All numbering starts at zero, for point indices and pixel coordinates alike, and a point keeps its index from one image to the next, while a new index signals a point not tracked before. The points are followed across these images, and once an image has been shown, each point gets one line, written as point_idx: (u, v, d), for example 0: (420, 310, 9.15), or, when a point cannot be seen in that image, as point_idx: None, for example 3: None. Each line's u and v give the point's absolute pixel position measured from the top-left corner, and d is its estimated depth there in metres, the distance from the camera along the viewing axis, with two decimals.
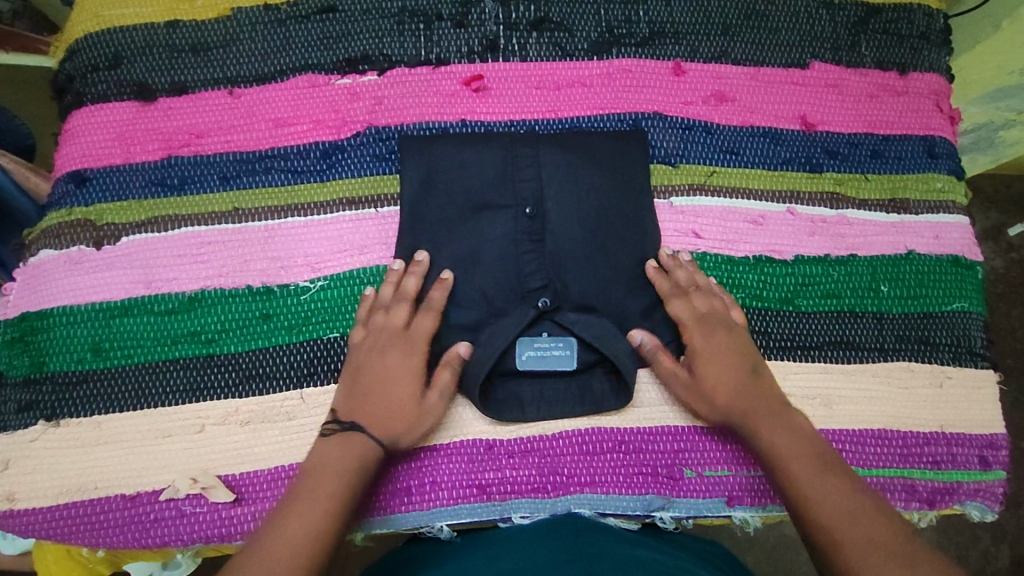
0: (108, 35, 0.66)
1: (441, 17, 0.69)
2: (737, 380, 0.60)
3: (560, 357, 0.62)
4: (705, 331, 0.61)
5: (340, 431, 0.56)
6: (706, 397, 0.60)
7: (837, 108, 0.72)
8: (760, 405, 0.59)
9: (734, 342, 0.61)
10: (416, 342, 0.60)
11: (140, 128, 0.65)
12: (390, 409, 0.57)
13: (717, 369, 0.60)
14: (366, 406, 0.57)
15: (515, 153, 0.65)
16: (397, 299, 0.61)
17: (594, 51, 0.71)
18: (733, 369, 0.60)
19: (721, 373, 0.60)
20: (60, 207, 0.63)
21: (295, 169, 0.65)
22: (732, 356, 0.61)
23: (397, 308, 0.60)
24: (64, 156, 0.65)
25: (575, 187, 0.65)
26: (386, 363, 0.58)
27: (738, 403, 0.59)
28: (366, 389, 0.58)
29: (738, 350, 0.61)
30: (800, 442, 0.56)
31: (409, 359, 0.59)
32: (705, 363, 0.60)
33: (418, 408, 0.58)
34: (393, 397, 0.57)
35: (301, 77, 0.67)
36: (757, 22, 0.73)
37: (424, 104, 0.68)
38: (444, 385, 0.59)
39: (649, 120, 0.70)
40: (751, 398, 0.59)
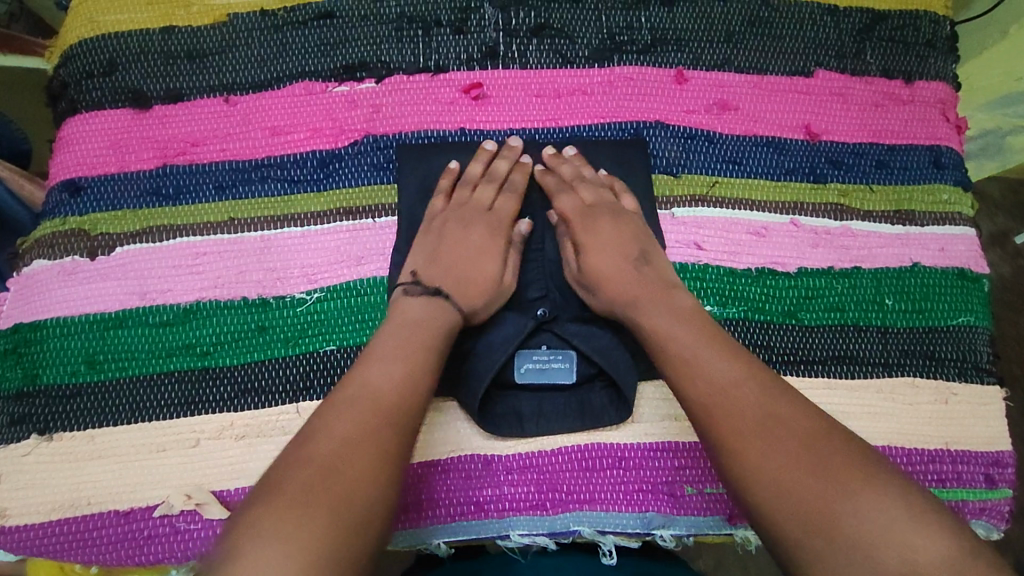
0: (103, 41, 0.66)
1: (440, 23, 0.68)
2: (616, 266, 0.60)
3: (559, 370, 0.61)
4: (595, 221, 0.63)
5: (422, 295, 0.57)
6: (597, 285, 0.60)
7: (842, 117, 0.71)
8: (642, 293, 0.58)
9: (622, 231, 0.62)
10: (495, 221, 0.63)
11: (135, 136, 0.64)
12: (468, 274, 0.59)
13: (613, 250, 0.61)
14: (448, 277, 0.59)
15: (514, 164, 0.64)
16: (485, 180, 0.64)
17: (595, 58, 0.70)
18: (626, 259, 0.61)
19: (611, 259, 0.60)
20: (53, 217, 0.62)
21: (292, 178, 0.64)
22: (620, 242, 0.62)
23: (482, 187, 0.64)
24: (58, 164, 0.64)
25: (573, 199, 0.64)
26: (468, 237, 0.61)
27: (626, 293, 0.59)
28: (444, 261, 0.60)
29: (623, 241, 0.62)
30: (754, 383, 0.50)
31: (489, 239, 0.62)
32: (591, 250, 0.61)
33: (497, 287, 0.60)
34: (471, 268, 0.60)
35: (298, 84, 0.66)
36: (761, 29, 0.72)
37: (423, 113, 0.67)
38: (513, 264, 0.62)
39: (651, 129, 0.69)
40: (652, 288, 0.58)
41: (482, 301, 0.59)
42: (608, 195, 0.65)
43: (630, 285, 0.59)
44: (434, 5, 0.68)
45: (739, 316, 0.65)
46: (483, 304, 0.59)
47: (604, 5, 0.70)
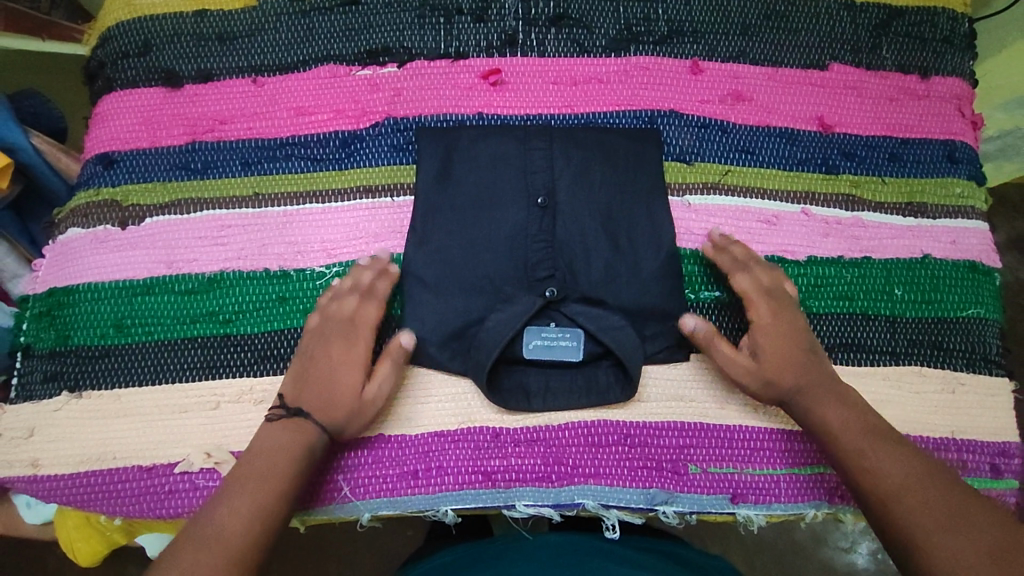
0: (139, 23, 0.69)
1: (462, 11, 0.70)
2: (794, 358, 0.59)
3: (567, 348, 0.62)
4: (774, 306, 0.61)
5: (285, 418, 0.56)
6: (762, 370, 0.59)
7: (856, 110, 0.72)
8: (818, 383, 0.58)
9: (794, 319, 0.61)
10: (363, 333, 0.60)
11: (166, 113, 0.67)
12: (335, 393, 0.57)
13: (786, 344, 0.60)
14: (314, 392, 0.57)
15: (529, 148, 0.65)
16: (350, 291, 0.60)
17: (612, 48, 0.71)
18: (800, 349, 0.60)
19: (788, 352, 0.59)
20: (88, 188, 0.66)
21: (315, 156, 0.67)
22: (793, 332, 0.60)
23: (348, 299, 0.60)
24: (94, 138, 0.67)
25: (586, 186, 0.65)
26: (335, 350, 0.58)
27: (801, 382, 0.58)
28: (314, 375, 0.58)
29: (799, 332, 0.61)
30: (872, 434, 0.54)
31: (355, 352, 0.59)
32: (762, 340, 0.60)
33: (362, 402, 0.57)
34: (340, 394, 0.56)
35: (323, 67, 0.69)
36: (777, 22, 0.73)
37: (442, 97, 0.69)
38: (387, 376, 0.59)
39: (665, 118, 0.70)
40: (822, 382, 0.58)
41: (349, 422, 0.57)
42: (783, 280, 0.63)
43: (799, 375, 0.58)
44: None
45: None
46: (347, 421, 0.57)
47: None
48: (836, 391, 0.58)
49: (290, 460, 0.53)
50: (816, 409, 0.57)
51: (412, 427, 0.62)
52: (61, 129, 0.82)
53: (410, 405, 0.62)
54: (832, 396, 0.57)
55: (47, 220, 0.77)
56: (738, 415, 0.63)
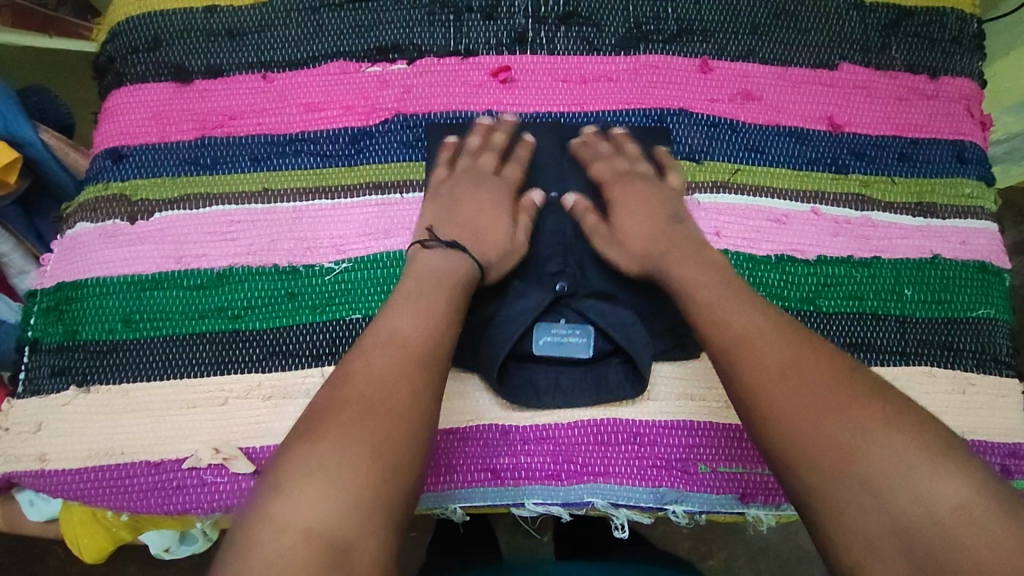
0: (149, 19, 0.69)
1: (472, 9, 0.70)
2: (655, 228, 0.62)
3: (577, 345, 0.62)
4: (624, 189, 0.66)
5: (439, 245, 0.59)
6: (626, 244, 0.63)
7: (865, 110, 0.72)
8: (673, 250, 0.60)
9: (652, 200, 0.65)
10: (503, 189, 0.65)
11: (176, 108, 0.67)
12: (473, 232, 0.61)
13: (637, 217, 0.64)
14: (461, 231, 0.61)
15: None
16: (478, 150, 0.67)
17: (621, 46, 0.71)
18: (649, 222, 0.63)
19: (632, 224, 0.63)
20: (97, 182, 0.66)
21: (324, 152, 0.67)
22: (650, 209, 0.64)
23: (479, 156, 0.66)
24: (103, 133, 0.67)
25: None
26: (467, 206, 0.63)
27: (654, 249, 0.61)
28: (456, 218, 0.62)
29: (665, 206, 0.65)
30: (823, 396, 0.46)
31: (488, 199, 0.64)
32: (631, 208, 0.64)
33: (510, 246, 0.62)
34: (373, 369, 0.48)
35: (333, 63, 0.69)
36: (786, 22, 0.73)
37: (452, 94, 0.69)
38: (527, 227, 0.63)
39: (674, 116, 0.70)
40: (649, 250, 0.61)
41: (498, 257, 0.61)
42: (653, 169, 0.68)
43: (659, 244, 0.61)
44: None
45: None
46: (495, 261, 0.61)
47: None
48: (641, 256, 0.61)
49: (442, 295, 0.54)
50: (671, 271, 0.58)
51: None
52: (69, 127, 0.82)
53: None
54: (699, 262, 0.58)
55: (54, 215, 0.78)
56: None
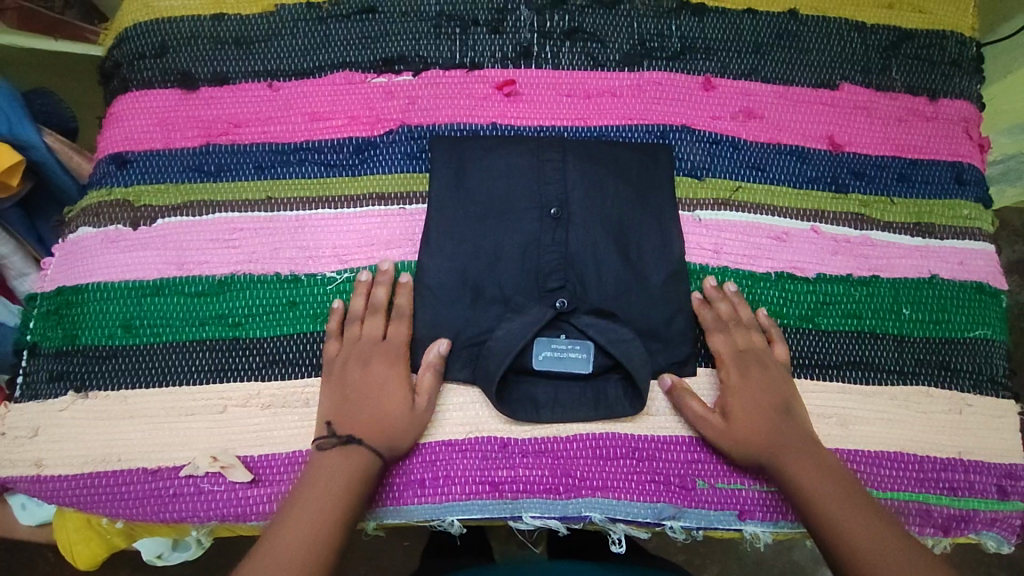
0: (157, 26, 0.70)
1: (478, 22, 0.71)
2: (765, 418, 0.60)
3: (576, 361, 0.62)
4: (741, 369, 0.62)
5: (339, 446, 0.56)
6: (738, 431, 0.60)
7: (865, 130, 0.72)
8: (785, 446, 0.59)
9: (767, 379, 0.62)
10: (397, 351, 0.60)
11: (181, 114, 0.67)
12: (377, 409, 0.58)
13: (750, 406, 0.61)
14: (360, 417, 0.57)
15: (542, 159, 0.66)
16: (370, 311, 0.62)
17: (625, 62, 0.72)
18: (764, 413, 0.61)
19: (756, 416, 0.60)
20: (100, 187, 0.66)
21: (328, 162, 0.67)
22: (765, 392, 0.61)
23: (369, 320, 0.61)
24: (108, 138, 0.68)
25: (598, 200, 0.65)
26: (373, 377, 0.59)
27: (766, 444, 0.59)
28: (356, 401, 0.58)
29: (776, 392, 0.62)
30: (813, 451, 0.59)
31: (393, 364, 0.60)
32: (743, 397, 0.61)
33: (412, 415, 0.58)
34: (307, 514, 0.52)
35: (339, 73, 0.69)
36: (788, 41, 0.74)
37: (456, 106, 0.69)
38: (431, 388, 0.59)
39: (677, 133, 0.71)
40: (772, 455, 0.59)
41: (404, 434, 0.58)
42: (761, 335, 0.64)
43: (766, 437, 0.60)
44: (472, 4, 0.71)
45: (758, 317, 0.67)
46: (400, 435, 0.58)
47: (637, 12, 0.73)
48: (765, 456, 0.59)
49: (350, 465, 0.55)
50: (784, 469, 0.58)
51: (419, 435, 0.61)
52: (72, 130, 0.82)
53: None
54: (804, 446, 0.59)
55: (56, 219, 0.78)
56: None
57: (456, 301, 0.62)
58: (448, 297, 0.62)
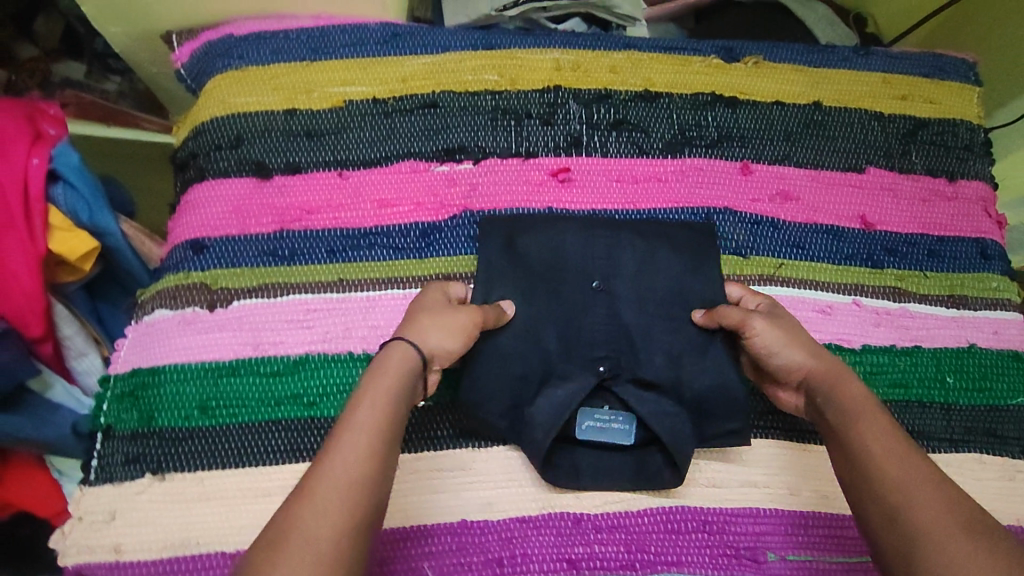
0: (233, 120, 0.74)
1: (531, 115, 0.77)
2: (817, 347, 0.60)
3: (620, 432, 0.63)
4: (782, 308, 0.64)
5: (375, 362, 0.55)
6: (790, 340, 0.59)
7: (892, 210, 0.78)
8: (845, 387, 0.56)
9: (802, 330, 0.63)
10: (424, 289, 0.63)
11: (256, 202, 0.71)
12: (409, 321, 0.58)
13: (789, 316, 0.63)
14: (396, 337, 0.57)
15: (593, 231, 0.69)
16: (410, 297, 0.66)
17: (668, 150, 0.77)
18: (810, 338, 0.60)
19: (797, 325, 0.62)
20: (177, 271, 0.69)
21: (396, 245, 0.71)
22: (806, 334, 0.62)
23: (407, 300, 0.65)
24: (185, 225, 0.71)
25: (641, 265, 0.68)
26: (416, 305, 0.61)
27: (823, 362, 0.58)
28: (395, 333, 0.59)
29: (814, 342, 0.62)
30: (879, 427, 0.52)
31: (439, 294, 0.62)
32: (782, 309, 0.64)
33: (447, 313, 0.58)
34: (314, 491, 0.44)
35: (405, 163, 0.74)
36: (815, 130, 0.80)
37: (515, 192, 0.74)
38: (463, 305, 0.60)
39: (720, 214, 0.76)
40: (831, 366, 0.58)
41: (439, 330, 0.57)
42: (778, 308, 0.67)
43: (827, 363, 0.58)
44: (526, 100, 0.77)
45: None
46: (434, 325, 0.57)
47: (676, 105, 0.79)
48: (823, 363, 0.58)
49: (370, 402, 0.50)
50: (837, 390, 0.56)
51: (494, 512, 0.62)
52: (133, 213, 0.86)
53: (492, 490, 0.63)
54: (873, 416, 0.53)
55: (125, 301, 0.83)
56: (811, 501, 0.64)
57: (507, 364, 0.63)
58: (498, 360, 0.63)
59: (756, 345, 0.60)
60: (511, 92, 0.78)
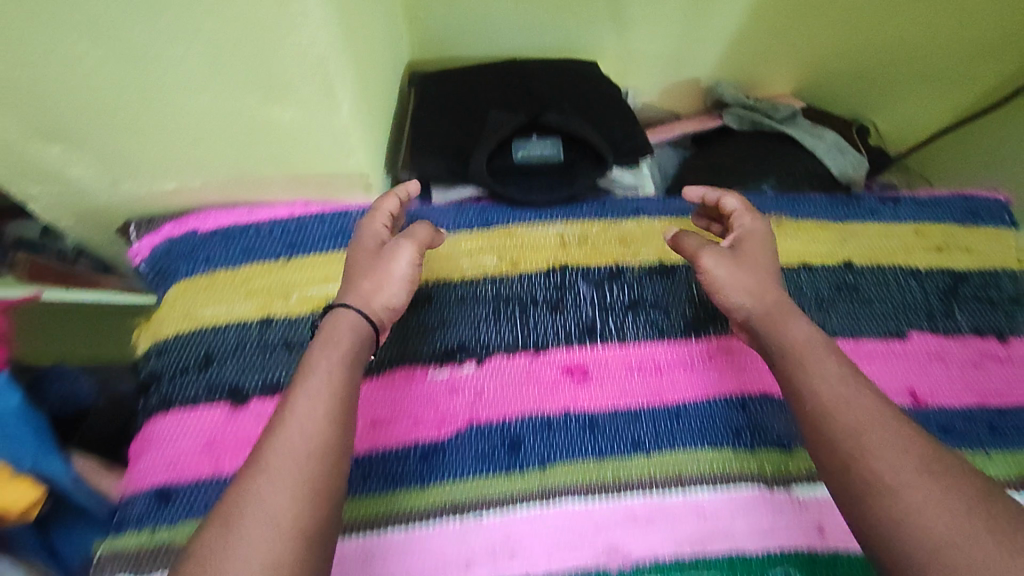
0: (200, 335, 0.66)
1: (538, 301, 0.70)
2: (773, 282, 0.58)
3: (550, 152, 0.77)
4: (765, 248, 0.61)
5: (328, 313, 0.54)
6: (744, 264, 0.59)
7: (943, 381, 0.70)
8: (783, 308, 0.55)
9: (773, 263, 0.60)
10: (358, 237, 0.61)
11: (229, 434, 0.62)
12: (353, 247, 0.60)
13: (756, 250, 0.61)
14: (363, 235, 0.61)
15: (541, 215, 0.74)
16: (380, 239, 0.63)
17: (691, 330, 0.70)
18: (772, 266, 0.60)
19: (762, 264, 0.59)
20: (141, 528, 0.59)
21: (394, 473, 0.63)
22: (773, 273, 0.59)
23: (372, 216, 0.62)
24: (148, 468, 0.62)
25: (552, 143, 0.77)
26: (355, 254, 0.60)
27: (763, 298, 0.56)
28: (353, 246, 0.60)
29: (777, 269, 0.60)
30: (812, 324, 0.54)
31: (378, 229, 0.61)
32: (752, 243, 0.61)
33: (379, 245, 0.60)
34: (299, 410, 0.46)
35: (400, 370, 0.66)
36: (848, 294, 0.73)
37: (526, 395, 0.66)
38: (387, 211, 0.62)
39: (756, 402, 0.67)
40: (774, 304, 0.56)
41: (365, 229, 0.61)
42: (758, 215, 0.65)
43: (775, 303, 0.56)
44: (529, 284, 0.71)
45: None
46: (358, 272, 0.57)
47: (696, 277, 0.72)
48: (766, 297, 0.56)
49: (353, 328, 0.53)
50: (782, 328, 0.54)
51: None
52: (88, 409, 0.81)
53: None
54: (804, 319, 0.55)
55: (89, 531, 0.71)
56: None
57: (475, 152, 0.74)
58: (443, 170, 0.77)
59: (704, 278, 0.60)
60: (512, 276, 0.71)
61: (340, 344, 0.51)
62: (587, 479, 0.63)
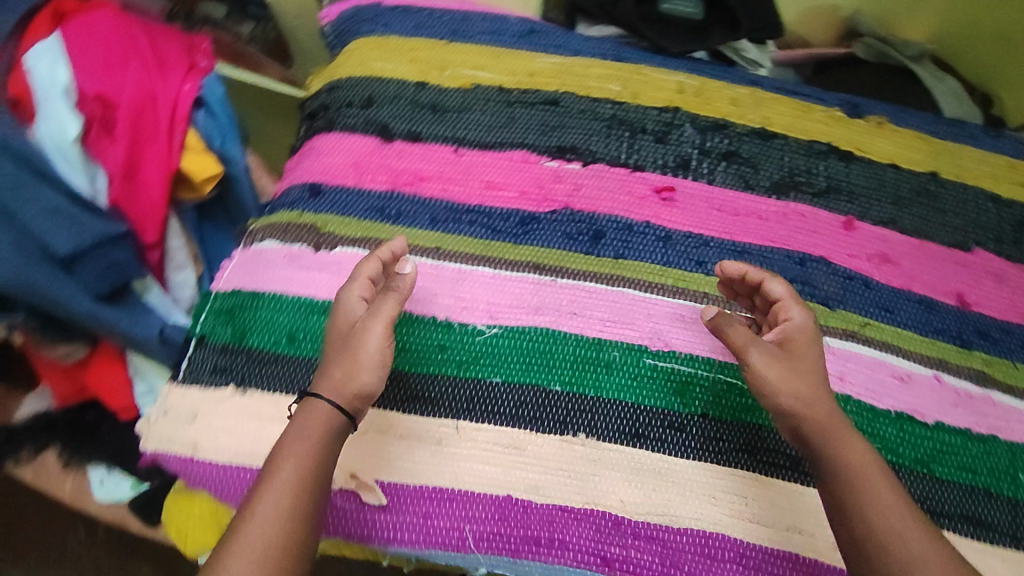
0: (368, 82, 0.80)
1: (646, 131, 0.79)
2: (819, 388, 0.57)
3: (691, 9, 0.87)
4: (808, 348, 0.60)
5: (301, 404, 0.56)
6: (786, 381, 0.57)
7: (993, 294, 0.76)
8: (831, 420, 0.56)
9: (813, 357, 0.59)
10: (341, 327, 0.60)
11: (375, 161, 0.76)
12: (343, 325, 0.60)
13: (806, 347, 0.60)
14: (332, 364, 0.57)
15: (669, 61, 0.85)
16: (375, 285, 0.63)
17: (774, 190, 0.78)
18: (818, 373, 0.59)
19: (809, 365, 0.58)
20: (292, 209, 0.75)
21: (495, 227, 0.75)
22: (814, 374, 0.58)
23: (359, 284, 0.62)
24: (306, 169, 0.77)
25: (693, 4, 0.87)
26: (331, 336, 0.60)
27: (813, 411, 0.56)
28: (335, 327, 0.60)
29: (821, 368, 0.59)
30: (865, 447, 0.55)
31: (355, 304, 0.61)
32: (800, 339, 0.60)
33: (349, 337, 0.59)
34: (265, 505, 0.50)
35: (518, 152, 0.78)
36: (925, 200, 0.79)
37: (616, 200, 0.76)
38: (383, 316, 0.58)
39: (814, 262, 0.75)
40: (825, 414, 0.56)
41: (338, 360, 0.57)
42: (806, 318, 0.62)
43: (826, 415, 0.56)
44: (642, 113, 0.80)
45: (894, 461, 0.67)
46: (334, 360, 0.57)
47: (790, 148, 0.80)
48: (818, 410, 0.56)
49: (322, 428, 0.54)
50: (840, 446, 0.55)
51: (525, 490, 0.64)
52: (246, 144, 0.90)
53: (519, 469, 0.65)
54: (851, 433, 0.56)
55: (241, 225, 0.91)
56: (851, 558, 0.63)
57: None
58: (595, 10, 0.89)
59: (750, 376, 0.58)
60: (631, 105, 0.81)
61: (310, 440, 0.53)
62: (653, 279, 0.73)
